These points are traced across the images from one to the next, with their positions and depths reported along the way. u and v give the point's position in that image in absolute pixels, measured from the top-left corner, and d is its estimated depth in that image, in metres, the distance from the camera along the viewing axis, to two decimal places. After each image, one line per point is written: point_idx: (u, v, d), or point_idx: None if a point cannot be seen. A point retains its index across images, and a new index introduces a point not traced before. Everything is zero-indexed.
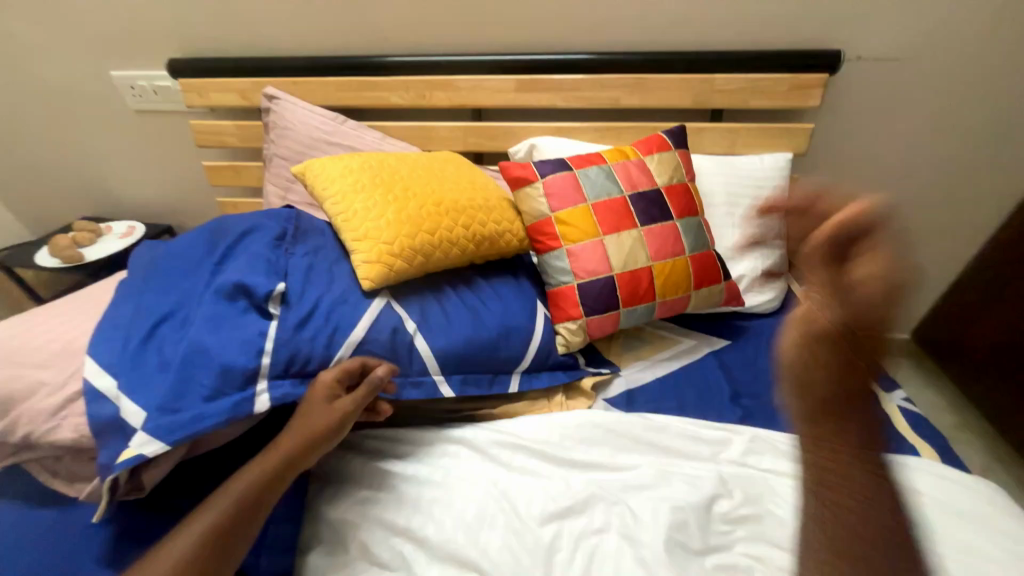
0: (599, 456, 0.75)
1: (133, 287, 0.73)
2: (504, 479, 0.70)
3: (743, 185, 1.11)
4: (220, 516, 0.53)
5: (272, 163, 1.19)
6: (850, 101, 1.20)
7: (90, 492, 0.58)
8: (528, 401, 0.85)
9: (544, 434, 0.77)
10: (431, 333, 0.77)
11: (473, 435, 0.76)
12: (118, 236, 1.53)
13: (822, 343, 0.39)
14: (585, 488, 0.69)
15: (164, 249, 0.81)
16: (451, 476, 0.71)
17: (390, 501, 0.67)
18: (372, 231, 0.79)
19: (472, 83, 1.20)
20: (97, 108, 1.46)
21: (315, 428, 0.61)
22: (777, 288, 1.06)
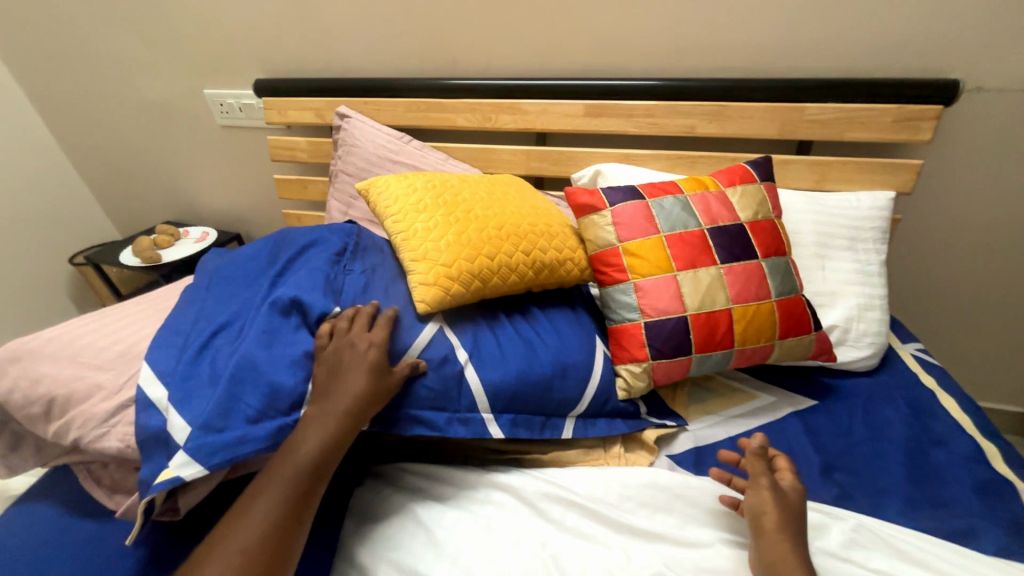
0: (665, 527, 0.64)
1: (197, 294, 0.74)
2: (553, 541, 0.62)
3: (836, 225, 0.99)
4: (300, 476, 0.53)
5: (338, 178, 1.21)
6: (966, 137, 1.06)
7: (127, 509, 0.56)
8: (582, 450, 0.77)
9: (600, 491, 0.68)
10: (483, 365, 0.71)
11: (521, 483, 0.68)
12: (193, 240, 1.62)
13: (765, 508, 0.60)
14: (649, 565, 0.59)
15: (230, 256, 0.82)
16: (494, 530, 0.63)
17: (426, 550, 0.60)
18: (431, 252, 0.75)
19: (539, 107, 1.18)
20: (190, 123, 1.58)
21: (370, 387, 0.60)
22: (876, 344, 0.92)
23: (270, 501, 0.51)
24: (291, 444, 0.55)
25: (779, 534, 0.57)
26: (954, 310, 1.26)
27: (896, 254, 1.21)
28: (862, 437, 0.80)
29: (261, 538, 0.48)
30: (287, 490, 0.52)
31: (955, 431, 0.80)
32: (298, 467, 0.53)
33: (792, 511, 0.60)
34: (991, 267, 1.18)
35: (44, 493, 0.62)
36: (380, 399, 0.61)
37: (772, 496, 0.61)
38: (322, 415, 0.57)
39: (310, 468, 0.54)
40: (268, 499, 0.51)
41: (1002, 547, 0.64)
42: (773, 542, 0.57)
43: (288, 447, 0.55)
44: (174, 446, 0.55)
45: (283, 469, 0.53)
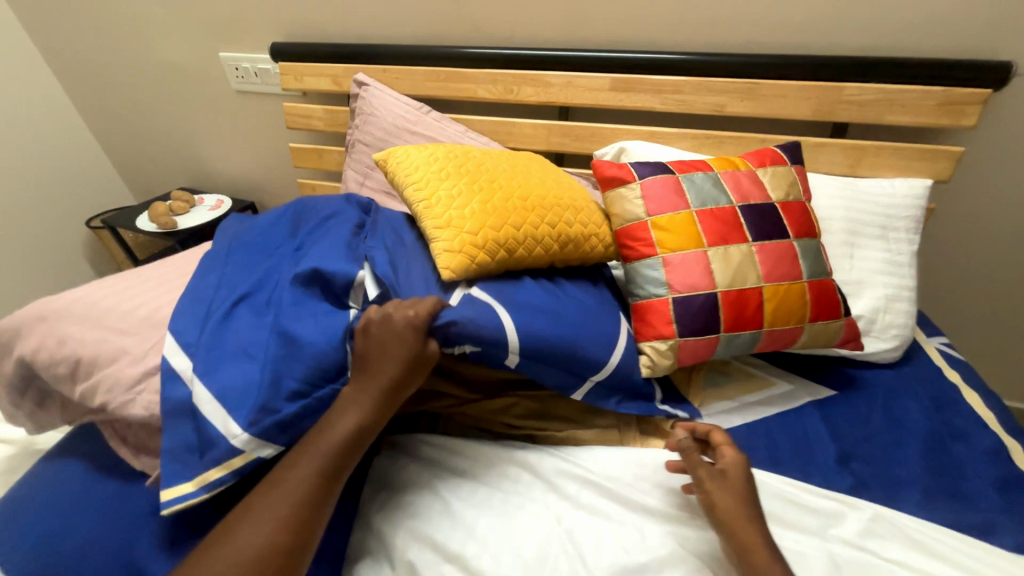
0: (680, 508, 0.65)
1: (216, 261, 0.73)
2: (569, 517, 0.62)
3: (868, 212, 0.96)
4: (336, 450, 0.53)
5: (354, 148, 1.19)
6: (1012, 124, 1.01)
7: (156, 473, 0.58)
8: (597, 430, 0.76)
9: (616, 471, 0.69)
10: (516, 309, 0.69)
11: (537, 459, 0.69)
12: (208, 207, 1.62)
13: (714, 506, 0.59)
14: (664, 544, 0.59)
15: (244, 228, 0.81)
16: (510, 504, 0.63)
17: (444, 521, 0.61)
18: (455, 219, 0.74)
19: (564, 79, 1.13)
20: (205, 87, 1.56)
21: (407, 365, 0.58)
22: (899, 336, 0.90)
23: (306, 470, 0.51)
24: (321, 430, 0.54)
25: (738, 517, 0.58)
26: (980, 305, 1.23)
27: (926, 246, 1.18)
28: (881, 428, 0.79)
29: (293, 504, 0.49)
30: (322, 465, 0.52)
31: (978, 427, 0.79)
32: (337, 441, 0.53)
33: (741, 491, 0.60)
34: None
35: (71, 450, 0.63)
36: (417, 380, 0.60)
37: (712, 488, 0.61)
38: (353, 403, 0.56)
39: (334, 463, 0.53)
40: (305, 466, 0.52)
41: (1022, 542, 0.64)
42: (734, 529, 0.57)
43: (319, 431, 0.54)
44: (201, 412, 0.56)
45: (309, 460, 0.52)
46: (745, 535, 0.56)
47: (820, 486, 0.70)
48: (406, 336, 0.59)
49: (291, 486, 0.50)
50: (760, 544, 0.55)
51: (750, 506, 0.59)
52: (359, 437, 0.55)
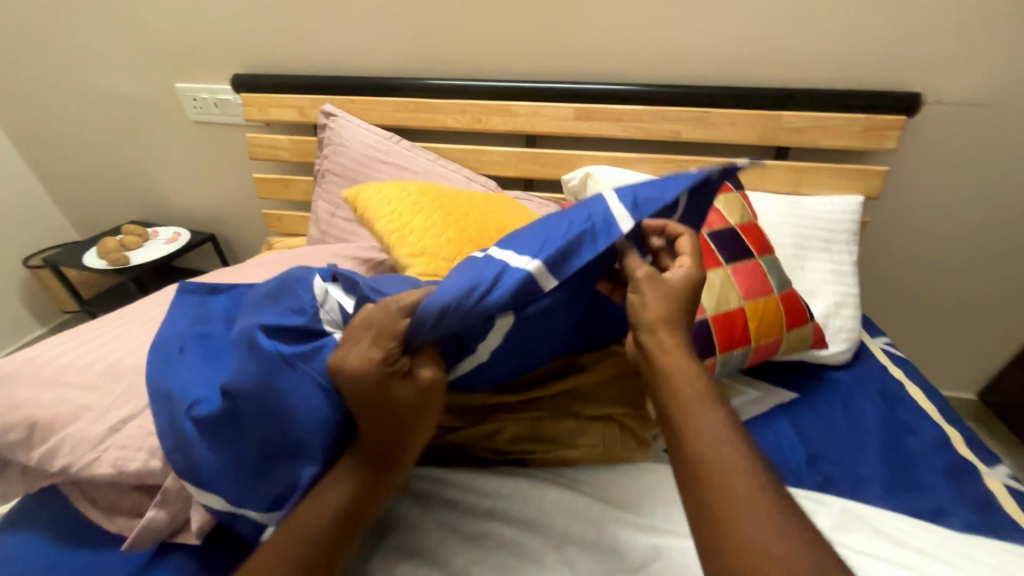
0: (669, 521, 0.66)
1: (164, 360, 0.60)
2: (563, 543, 0.63)
3: (814, 226, 1.05)
4: (326, 522, 0.48)
5: (325, 179, 1.20)
6: (925, 145, 1.14)
7: (135, 537, 0.53)
8: (585, 449, 0.74)
9: (604, 491, 0.71)
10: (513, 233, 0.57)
11: (527, 487, 0.69)
12: (164, 241, 1.54)
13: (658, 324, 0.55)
14: (656, 561, 0.61)
15: (185, 310, 0.68)
16: (504, 534, 0.64)
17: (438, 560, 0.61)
18: (430, 247, 0.76)
19: (530, 110, 1.19)
20: (158, 119, 1.51)
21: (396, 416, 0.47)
22: (850, 338, 0.98)
23: (292, 534, 0.47)
24: (311, 508, 0.48)
25: (679, 387, 0.52)
26: (914, 305, 1.35)
27: (864, 254, 1.30)
28: (842, 428, 0.85)
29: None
30: (310, 533, 0.47)
31: (923, 419, 0.87)
32: (328, 515, 0.48)
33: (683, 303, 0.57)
34: (946, 266, 1.28)
35: (29, 520, 0.58)
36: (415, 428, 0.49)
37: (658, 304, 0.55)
38: (340, 475, 0.49)
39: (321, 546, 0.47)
40: (291, 537, 0.47)
41: (970, 524, 0.70)
42: (686, 423, 0.50)
43: (307, 503, 0.48)
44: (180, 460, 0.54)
45: (289, 536, 0.47)
46: (694, 420, 0.50)
47: (793, 485, 0.75)
48: (373, 379, 0.45)
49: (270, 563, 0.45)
50: (718, 430, 0.49)
51: (689, 373, 0.53)
52: (353, 511, 0.49)
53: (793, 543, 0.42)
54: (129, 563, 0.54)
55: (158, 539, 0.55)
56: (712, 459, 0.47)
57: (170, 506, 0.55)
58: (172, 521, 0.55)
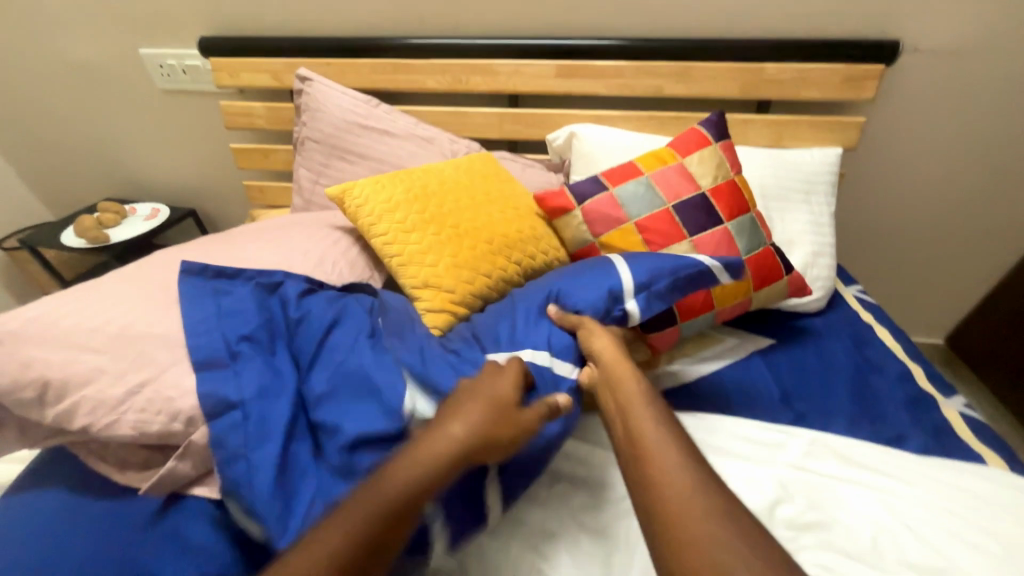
0: None
1: (214, 370, 0.60)
2: (556, 483, 0.68)
3: (793, 179, 1.07)
4: (371, 520, 0.45)
5: (304, 146, 1.18)
6: (903, 94, 1.16)
7: (156, 484, 0.57)
8: None
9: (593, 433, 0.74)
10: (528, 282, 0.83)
11: None
12: (143, 218, 1.51)
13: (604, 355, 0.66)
14: None
15: (201, 304, 0.66)
16: None
17: None
18: (432, 277, 0.82)
19: (511, 68, 1.16)
20: (125, 88, 1.44)
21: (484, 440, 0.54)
22: (825, 287, 1.03)
23: (338, 530, 0.44)
24: (365, 500, 0.47)
25: (623, 380, 0.61)
26: (888, 256, 1.41)
27: (842, 207, 1.33)
28: (814, 369, 0.90)
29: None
30: (363, 530, 0.45)
31: (890, 359, 0.92)
32: (380, 508, 0.46)
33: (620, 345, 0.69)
34: (919, 216, 1.32)
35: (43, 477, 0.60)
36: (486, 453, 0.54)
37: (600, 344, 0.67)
38: (402, 467, 0.49)
39: (373, 536, 0.45)
40: (340, 528, 0.45)
41: (926, 447, 0.77)
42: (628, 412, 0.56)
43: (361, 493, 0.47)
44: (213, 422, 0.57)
45: (344, 522, 0.45)
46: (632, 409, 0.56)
47: (769, 422, 0.80)
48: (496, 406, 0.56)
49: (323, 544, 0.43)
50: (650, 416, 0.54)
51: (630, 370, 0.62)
52: (412, 501, 0.48)
53: (708, 505, 0.45)
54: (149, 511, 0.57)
55: (172, 489, 0.58)
56: (644, 436, 0.52)
57: (191, 459, 0.58)
58: (191, 473, 0.58)
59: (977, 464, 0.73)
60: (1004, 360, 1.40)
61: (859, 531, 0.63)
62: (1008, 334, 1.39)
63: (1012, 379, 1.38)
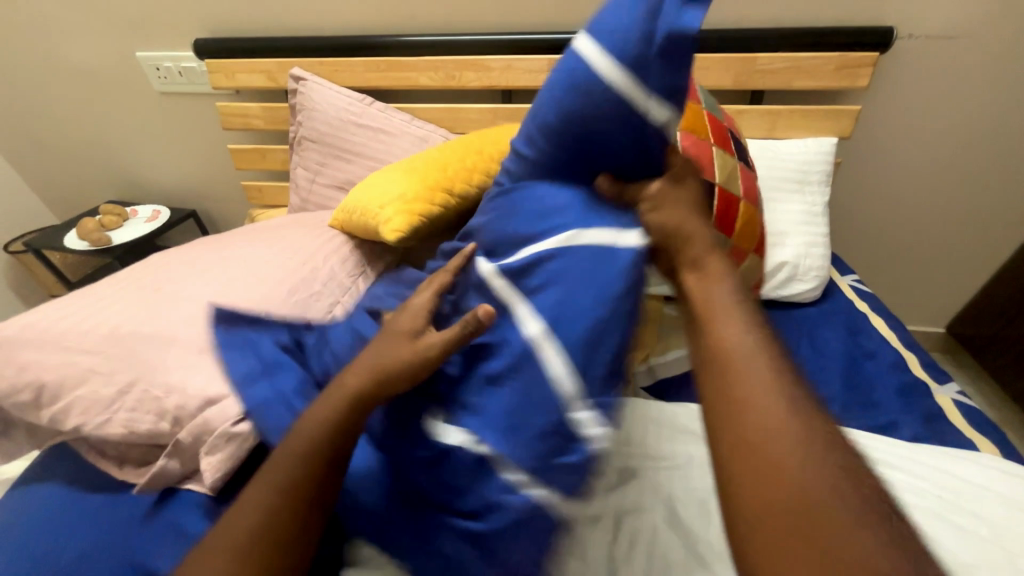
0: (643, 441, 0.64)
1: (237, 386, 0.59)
2: None
3: (786, 170, 1.07)
4: (278, 481, 0.48)
5: (300, 146, 1.19)
6: (897, 82, 1.15)
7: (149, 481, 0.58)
8: None
9: None
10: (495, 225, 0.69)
11: None
12: (145, 220, 1.53)
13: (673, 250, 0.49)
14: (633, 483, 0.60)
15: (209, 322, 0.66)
16: None
17: None
18: (389, 193, 0.82)
19: (503, 63, 1.17)
20: (124, 91, 1.46)
21: (392, 364, 0.51)
22: (820, 277, 1.02)
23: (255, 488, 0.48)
24: (268, 467, 0.49)
25: (719, 324, 0.42)
26: (886, 245, 1.40)
27: (839, 196, 1.33)
28: (809, 358, 0.90)
29: (235, 544, 0.45)
30: (269, 487, 0.47)
31: (884, 346, 0.92)
32: (280, 468, 0.48)
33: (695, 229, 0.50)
34: (917, 205, 1.32)
35: (48, 475, 0.62)
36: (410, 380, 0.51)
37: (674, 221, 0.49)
38: (320, 410, 0.51)
39: (295, 476, 0.48)
40: (254, 490, 0.48)
41: (917, 434, 0.77)
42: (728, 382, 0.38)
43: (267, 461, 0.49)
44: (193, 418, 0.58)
45: (269, 470, 0.48)
46: (744, 372, 0.38)
47: None
48: (395, 344, 0.52)
49: (252, 493, 0.47)
50: (772, 395, 0.36)
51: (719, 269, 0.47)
52: (345, 431, 0.50)
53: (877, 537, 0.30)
54: (142, 507, 0.58)
55: (168, 485, 0.60)
56: (760, 419, 0.35)
57: (180, 456, 0.59)
58: (180, 469, 0.59)
59: (968, 450, 0.74)
60: (1003, 348, 1.40)
61: None
62: (1008, 322, 1.38)
63: (1011, 367, 1.37)
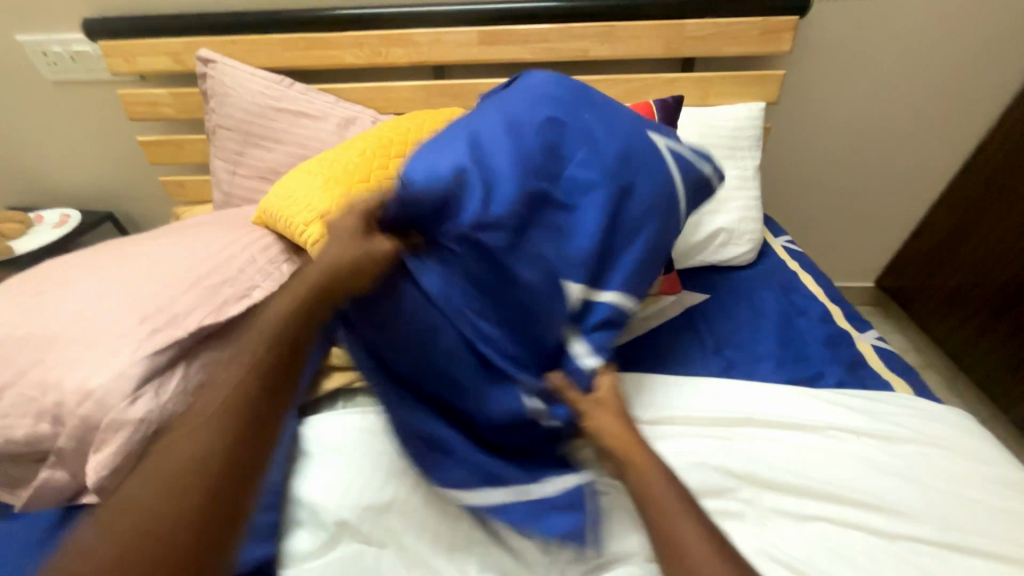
0: None
1: None
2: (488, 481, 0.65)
3: (718, 135, 1.09)
4: (184, 463, 0.43)
5: (216, 135, 1.11)
6: (817, 45, 1.18)
7: (35, 496, 0.54)
8: None
9: None
10: (498, 115, 0.71)
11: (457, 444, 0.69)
12: (52, 226, 1.38)
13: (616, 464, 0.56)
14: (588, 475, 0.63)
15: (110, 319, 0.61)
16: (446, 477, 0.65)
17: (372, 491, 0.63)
18: (313, 204, 0.76)
19: (431, 37, 1.11)
20: (9, 82, 1.30)
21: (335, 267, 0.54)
22: (755, 239, 1.06)
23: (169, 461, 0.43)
24: (172, 444, 0.44)
25: (671, 520, 0.49)
26: (818, 206, 1.47)
27: (771, 160, 1.37)
28: (744, 317, 0.93)
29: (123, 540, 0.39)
30: (191, 471, 0.43)
31: (812, 301, 0.97)
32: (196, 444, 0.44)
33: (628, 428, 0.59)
34: (842, 167, 1.39)
35: None
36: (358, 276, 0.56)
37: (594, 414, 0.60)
38: (242, 364, 0.49)
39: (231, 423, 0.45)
40: (151, 479, 0.42)
41: (841, 380, 0.81)
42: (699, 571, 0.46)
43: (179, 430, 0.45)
44: (75, 419, 0.54)
45: (187, 436, 0.45)
46: (700, 570, 0.46)
47: (698, 374, 0.80)
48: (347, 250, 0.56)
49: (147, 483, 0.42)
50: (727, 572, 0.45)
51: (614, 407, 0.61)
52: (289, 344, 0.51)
53: None
54: (36, 526, 0.55)
55: (60, 498, 0.56)
56: None
57: (67, 466, 0.55)
58: (69, 481, 0.55)
59: (888, 391, 0.78)
60: (922, 296, 1.50)
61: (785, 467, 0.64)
62: (929, 272, 1.47)
63: (931, 314, 1.48)
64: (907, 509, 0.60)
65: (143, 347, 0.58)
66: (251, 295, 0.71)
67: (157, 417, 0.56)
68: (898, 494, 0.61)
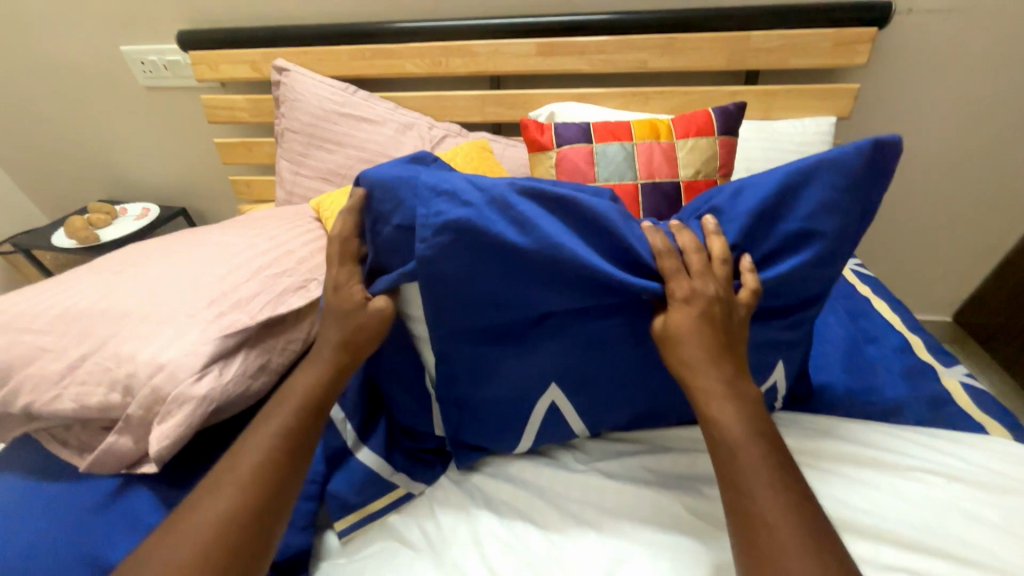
0: (680, 466, 0.61)
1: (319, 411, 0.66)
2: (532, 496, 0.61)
3: (783, 150, 1.03)
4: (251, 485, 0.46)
5: (284, 138, 1.17)
6: (894, 59, 1.11)
7: (100, 457, 0.56)
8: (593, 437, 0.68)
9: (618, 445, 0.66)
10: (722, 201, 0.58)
11: (508, 464, 0.66)
12: (134, 218, 1.50)
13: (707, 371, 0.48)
14: (642, 502, 0.57)
15: (180, 301, 0.64)
16: (492, 488, 0.63)
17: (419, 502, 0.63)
18: None
19: (490, 48, 1.14)
20: (111, 88, 1.45)
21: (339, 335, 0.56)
22: None
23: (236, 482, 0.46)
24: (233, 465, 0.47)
25: (740, 450, 0.44)
26: (890, 230, 1.37)
27: None
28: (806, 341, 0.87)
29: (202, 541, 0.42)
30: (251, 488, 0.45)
31: (886, 330, 0.89)
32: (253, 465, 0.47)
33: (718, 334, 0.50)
34: (921, 188, 1.28)
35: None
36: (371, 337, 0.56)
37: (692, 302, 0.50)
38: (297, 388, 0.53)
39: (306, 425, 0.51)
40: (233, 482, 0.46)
41: (923, 419, 0.73)
42: (732, 453, 0.45)
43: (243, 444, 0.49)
44: (144, 390, 0.56)
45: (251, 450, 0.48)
46: (763, 510, 0.41)
47: None
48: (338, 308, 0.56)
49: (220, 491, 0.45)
50: (767, 478, 0.43)
51: (703, 300, 0.50)
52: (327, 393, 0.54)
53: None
54: (93, 489, 0.56)
55: (119, 467, 0.57)
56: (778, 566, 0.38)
57: (131, 433, 0.57)
58: (132, 448, 0.57)
59: (980, 434, 0.69)
60: (1012, 335, 1.35)
61: (863, 509, 0.57)
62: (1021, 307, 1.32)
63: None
64: (1013, 569, 0.51)
65: (211, 329, 0.61)
66: (307, 287, 0.73)
67: (219, 395, 0.58)
68: (1001, 551, 0.53)
